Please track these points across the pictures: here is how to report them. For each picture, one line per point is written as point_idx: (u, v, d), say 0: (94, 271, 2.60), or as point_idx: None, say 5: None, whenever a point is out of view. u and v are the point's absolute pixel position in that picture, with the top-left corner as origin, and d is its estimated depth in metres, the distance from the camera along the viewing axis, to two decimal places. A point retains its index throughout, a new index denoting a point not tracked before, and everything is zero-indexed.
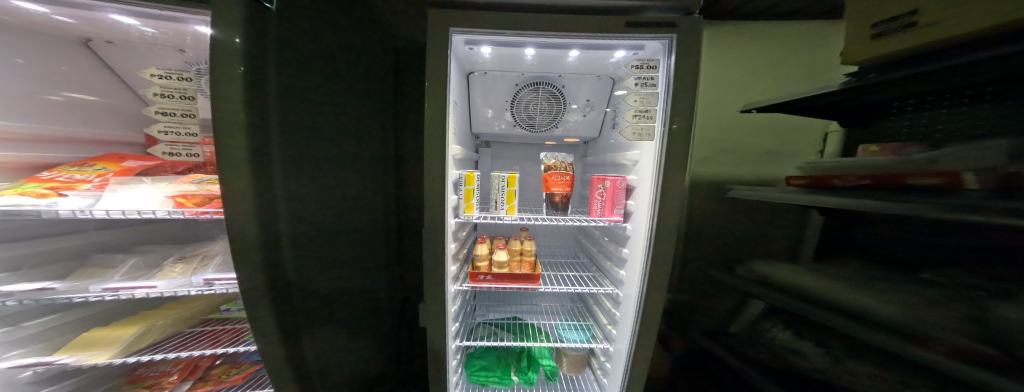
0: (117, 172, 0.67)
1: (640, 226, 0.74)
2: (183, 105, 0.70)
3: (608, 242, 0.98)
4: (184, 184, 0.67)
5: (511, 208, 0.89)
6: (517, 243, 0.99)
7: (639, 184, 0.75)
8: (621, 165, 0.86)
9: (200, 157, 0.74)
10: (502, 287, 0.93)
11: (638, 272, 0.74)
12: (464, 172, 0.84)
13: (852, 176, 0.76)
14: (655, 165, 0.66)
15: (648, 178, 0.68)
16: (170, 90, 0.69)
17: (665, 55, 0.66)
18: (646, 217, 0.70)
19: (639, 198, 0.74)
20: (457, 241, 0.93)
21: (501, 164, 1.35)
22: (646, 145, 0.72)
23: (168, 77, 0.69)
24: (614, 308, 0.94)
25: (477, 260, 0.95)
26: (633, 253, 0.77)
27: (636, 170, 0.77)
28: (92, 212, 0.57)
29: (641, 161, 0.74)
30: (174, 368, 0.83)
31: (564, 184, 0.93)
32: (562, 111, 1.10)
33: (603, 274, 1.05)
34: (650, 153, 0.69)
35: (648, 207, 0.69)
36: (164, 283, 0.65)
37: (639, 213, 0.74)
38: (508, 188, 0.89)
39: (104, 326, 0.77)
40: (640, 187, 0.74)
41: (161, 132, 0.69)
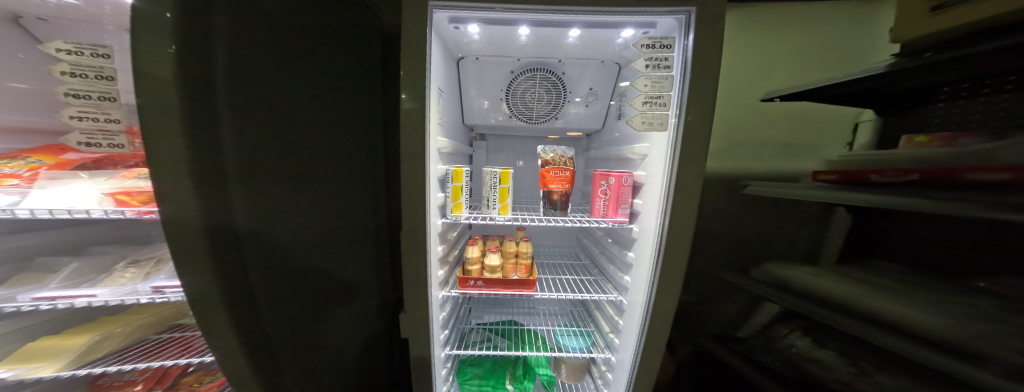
0: (52, 166, 0.61)
1: (646, 229, 0.65)
2: (101, 86, 0.62)
3: (612, 244, 0.89)
4: (127, 180, 0.62)
5: (504, 208, 0.81)
6: (512, 245, 0.91)
7: (647, 181, 0.66)
8: (628, 159, 0.78)
9: (126, 148, 0.65)
10: (495, 293, 0.86)
11: (644, 279, 0.66)
12: (452, 167, 0.75)
13: (893, 171, 0.67)
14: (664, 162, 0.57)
15: (657, 175, 0.59)
16: (83, 68, 0.61)
17: (684, 34, 0.53)
18: (655, 220, 0.61)
19: (647, 197, 0.65)
20: (446, 243, 0.86)
21: (497, 159, 1.27)
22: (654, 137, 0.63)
23: (79, 53, 0.60)
24: (616, 316, 0.86)
25: (468, 264, 0.87)
26: (639, 258, 0.69)
27: (644, 165, 0.67)
28: (15, 212, 0.52)
29: (650, 155, 0.65)
30: (140, 376, 0.78)
31: (563, 181, 0.84)
32: (562, 101, 1.00)
33: (606, 278, 0.97)
34: (659, 147, 0.59)
35: (658, 208, 0.60)
36: (106, 292, 0.62)
37: (646, 213, 0.65)
38: (501, 185, 0.80)
39: (59, 333, 0.72)
40: (649, 185, 0.65)
41: (71, 117, 0.60)
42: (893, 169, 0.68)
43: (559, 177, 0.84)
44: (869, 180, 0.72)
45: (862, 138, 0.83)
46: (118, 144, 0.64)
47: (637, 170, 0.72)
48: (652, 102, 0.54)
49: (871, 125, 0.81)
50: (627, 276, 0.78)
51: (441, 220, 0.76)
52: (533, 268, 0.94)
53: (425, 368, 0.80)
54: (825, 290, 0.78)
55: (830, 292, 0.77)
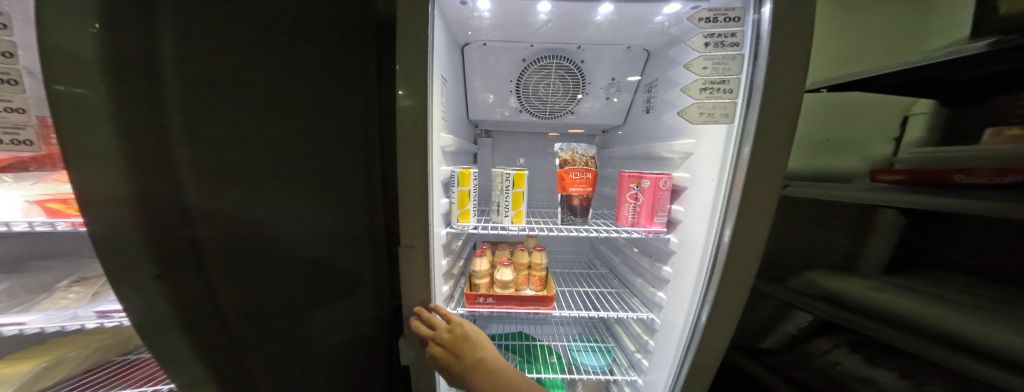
0: None
1: (690, 243, 0.55)
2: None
3: (639, 255, 0.79)
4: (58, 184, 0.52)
5: (518, 215, 0.70)
6: (525, 256, 0.81)
7: (693, 185, 0.55)
8: (664, 158, 0.67)
9: (36, 147, 0.52)
10: (507, 312, 0.75)
11: (687, 301, 0.55)
12: (459, 169, 0.65)
13: (987, 170, 0.55)
14: (720, 164, 0.46)
15: (709, 180, 0.49)
16: None
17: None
18: (703, 232, 0.50)
19: (692, 204, 0.55)
20: (451, 255, 0.75)
21: (505, 158, 1.16)
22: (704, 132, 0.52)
23: None
24: (645, 336, 0.76)
25: (476, 278, 0.76)
26: (679, 275, 0.59)
27: (687, 166, 0.57)
28: None
29: (696, 154, 0.54)
30: None
31: (584, 183, 0.74)
32: (580, 92, 0.90)
33: (630, 291, 0.87)
34: (712, 145, 0.49)
35: (707, 217, 0.50)
36: (38, 318, 0.53)
37: (691, 224, 0.55)
38: (514, 190, 0.70)
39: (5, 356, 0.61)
40: (695, 189, 0.54)
41: None
42: (987, 169, 0.56)
43: (581, 179, 0.74)
44: (950, 180, 0.61)
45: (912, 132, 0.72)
46: (24, 140, 0.51)
47: (676, 172, 0.61)
48: (713, 89, 0.43)
49: (924, 118, 0.70)
50: (660, 293, 0.68)
51: (445, 231, 0.66)
52: (548, 280, 0.84)
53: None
54: (896, 310, 0.66)
55: (905, 311, 0.64)
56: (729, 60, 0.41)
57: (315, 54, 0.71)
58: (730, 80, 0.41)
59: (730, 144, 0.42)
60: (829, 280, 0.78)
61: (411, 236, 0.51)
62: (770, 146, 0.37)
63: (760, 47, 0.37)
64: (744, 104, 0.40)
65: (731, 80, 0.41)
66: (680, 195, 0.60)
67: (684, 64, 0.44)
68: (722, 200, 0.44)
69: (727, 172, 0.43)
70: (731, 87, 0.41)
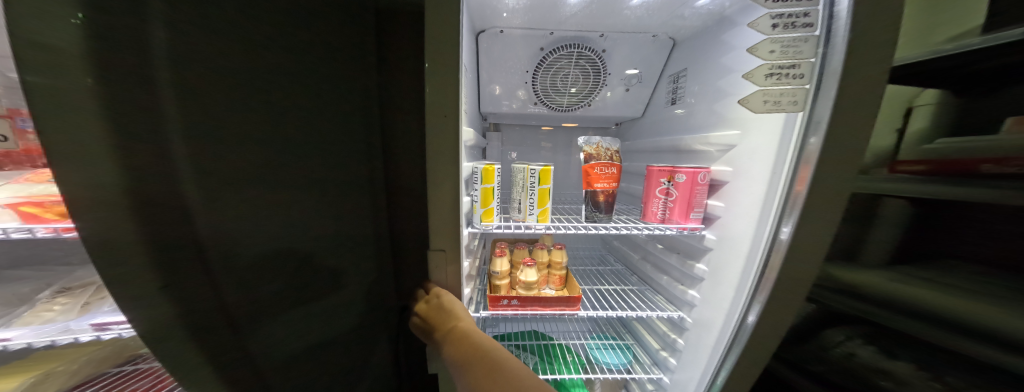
0: None
1: (735, 239, 0.53)
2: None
3: (665, 251, 0.77)
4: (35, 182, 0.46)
5: (543, 213, 0.67)
6: (546, 254, 0.78)
7: (738, 179, 0.53)
8: (697, 151, 0.65)
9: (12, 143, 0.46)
10: (531, 313, 0.72)
11: (728, 299, 0.54)
12: (482, 163, 0.60)
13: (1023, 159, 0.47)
14: (778, 155, 0.44)
15: (763, 172, 0.46)
16: None
17: None
18: (753, 227, 0.48)
19: (736, 198, 0.53)
20: (471, 255, 0.72)
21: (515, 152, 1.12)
22: (753, 123, 0.50)
23: None
24: (673, 333, 0.75)
25: (497, 279, 0.73)
26: (718, 272, 0.57)
27: (731, 159, 0.54)
28: None
29: (742, 146, 0.52)
30: None
31: (610, 178, 0.71)
32: (601, 83, 0.86)
33: (652, 288, 0.86)
34: (767, 135, 0.46)
35: (757, 212, 0.48)
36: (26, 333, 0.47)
37: (736, 218, 0.53)
38: (540, 187, 0.66)
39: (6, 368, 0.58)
40: (739, 183, 0.52)
41: None
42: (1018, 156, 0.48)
43: (606, 174, 0.71)
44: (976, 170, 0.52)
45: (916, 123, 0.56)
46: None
47: (714, 165, 0.59)
48: (780, 75, 0.40)
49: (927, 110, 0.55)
50: (692, 291, 0.66)
51: (472, 229, 0.62)
52: (570, 279, 0.81)
53: None
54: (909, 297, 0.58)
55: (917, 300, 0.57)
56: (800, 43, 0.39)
57: (320, 38, 0.64)
58: (802, 64, 0.39)
59: (796, 134, 0.40)
60: (845, 273, 0.60)
61: (437, 238, 0.47)
62: (845, 137, 0.35)
63: (838, 25, 0.34)
64: (817, 90, 0.37)
65: (802, 65, 0.39)
66: (720, 189, 0.58)
67: (748, 48, 0.41)
68: (784, 193, 0.42)
69: (790, 166, 0.41)
70: (803, 72, 0.39)
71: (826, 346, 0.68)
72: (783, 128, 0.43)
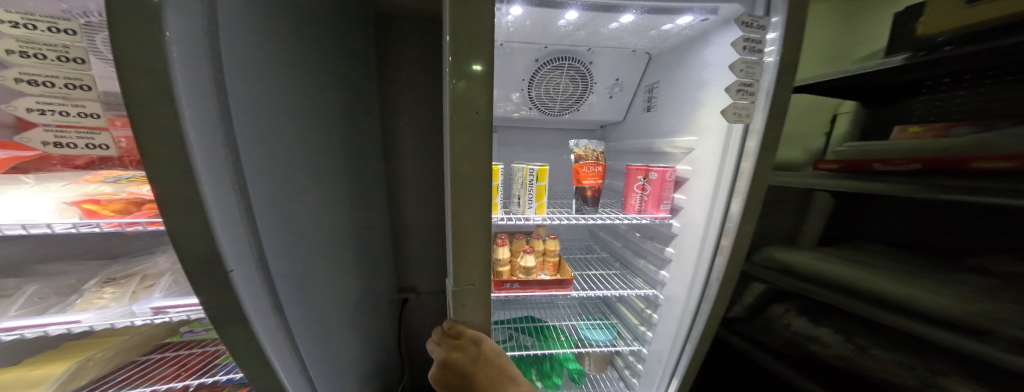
0: None
1: (693, 225, 0.65)
2: (66, 70, 0.43)
3: (642, 239, 0.90)
4: (90, 184, 0.50)
5: (540, 206, 0.77)
6: (541, 243, 0.88)
7: (697, 177, 0.65)
8: (666, 153, 0.77)
9: (114, 151, 0.48)
10: (529, 295, 0.83)
11: (688, 274, 0.67)
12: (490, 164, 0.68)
13: (899, 159, 0.64)
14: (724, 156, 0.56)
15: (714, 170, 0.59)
16: (31, 44, 0.41)
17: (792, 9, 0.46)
18: (705, 214, 0.61)
19: (693, 193, 0.66)
20: None
21: (510, 152, 1.21)
22: (710, 131, 0.62)
23: (24, 24, 0.40)
24: (649, 309, 0.89)
25: (499, 266, 0.83)
26: (681, 254, 0.70)
27: (689, 159, 0.67)
28: None
29: (698, 149, 0.65)
30: None
31: (596, 176, 0.82)
32: (587, 91, 0.97)
33: (632, 272, 0.99)
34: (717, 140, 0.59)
35: (708, 202, 0.60)
36: (90, 316, 0.50)
37: (693, 208, 0.65)
38: (537, 184, 0.76)
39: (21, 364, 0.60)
40: (696, 180, 0.65)
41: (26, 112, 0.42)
42: (899, 157, 0.64)
43: (593, 172, 0.81)
44: (871, 169, 0.67)
45: (840, 128, 0.76)
46: (100, 146, 0.46)
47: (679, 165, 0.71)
48: (746, 91, 0.50)
49: (850, 116, 0.75)
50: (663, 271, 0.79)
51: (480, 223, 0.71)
52: (562, 265, 0.92)
53: None
54: (835, 278, 0.72)
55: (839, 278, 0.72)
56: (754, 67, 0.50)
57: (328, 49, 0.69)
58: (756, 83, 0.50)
59: (740, 138, 0.52)
60: (783, 252, 0.81)
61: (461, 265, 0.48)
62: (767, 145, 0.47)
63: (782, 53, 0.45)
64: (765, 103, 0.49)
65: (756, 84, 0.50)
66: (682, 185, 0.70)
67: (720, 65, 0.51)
68: (733, 187, 0.54)
69: (736, 165, 0.53)
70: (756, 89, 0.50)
71: (770, 318, 0.89)
72: (730, 136, 0.55)
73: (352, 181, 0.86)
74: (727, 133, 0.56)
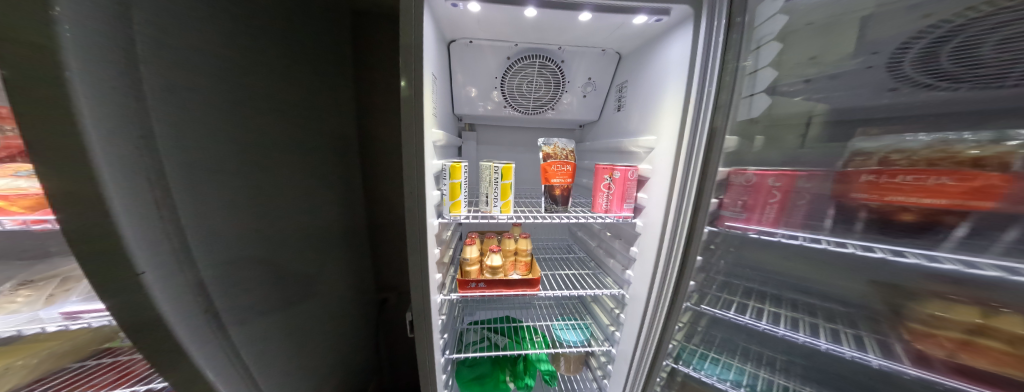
0: None
1: (653, 223, 0.69)
2: None
3: (612, 239, 0.94)
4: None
5: (507, 207, 0.76)
6: (512, 243, 0.86)
7: (655, 176, 0.69)
8: (632, 151, 0.80)
9: None
10: (497, 294, 0.82)
11: (649, 269, 0.71)
12: (451, 163, 0.66)
13: None
14: (675, 155, 0.63)
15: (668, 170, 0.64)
16: None
17: (752, 19, 0.55)
18: (661, 211, 0.67)
19: (653, 191, 0.69)
20: (443, 245, 0.78)
21: (489, 150, 1.20)
22: (667, 132, 0.65)
23: None
24: (618, 309, 0.90)
25: (467, 265, 0.82)
26: (641, 249, 0.75)
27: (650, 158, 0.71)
28: None
29: (657, 149, 0.69)
30: None
31: (565, 175, 0.82)
32: (561, 90, 0.98)
33: (604, 271, 1.02)
34: (670, 141, 0.64)
35: (665, 200, 0.66)
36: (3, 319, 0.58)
37: (651, 207, 0.70)
38: (503, 182, 0.75)
39: None
40: (655, 178, 0.69)
41: None
42: None
43: (562, 171, 0.82)
44: None
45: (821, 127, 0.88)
46: None
47: (641, 165, 0.75)
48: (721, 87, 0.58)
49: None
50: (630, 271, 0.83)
51: (440, 222, 0.68)
52: (534, 265, 0.91)
53: (429, 376, 0.75)
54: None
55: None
56: (720, 89, 0.58)
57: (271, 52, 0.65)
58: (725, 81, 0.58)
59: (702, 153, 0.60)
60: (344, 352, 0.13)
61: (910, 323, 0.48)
62: None
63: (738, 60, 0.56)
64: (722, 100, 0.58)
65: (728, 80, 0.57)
66: (643, 184, 0.74)
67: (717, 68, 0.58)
68: (692, 192, 0.62)
69: (699, 176, 0.61)
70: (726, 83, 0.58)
71: None
72: (685, 144, 0.62)
73: (322, 177, 0.84)
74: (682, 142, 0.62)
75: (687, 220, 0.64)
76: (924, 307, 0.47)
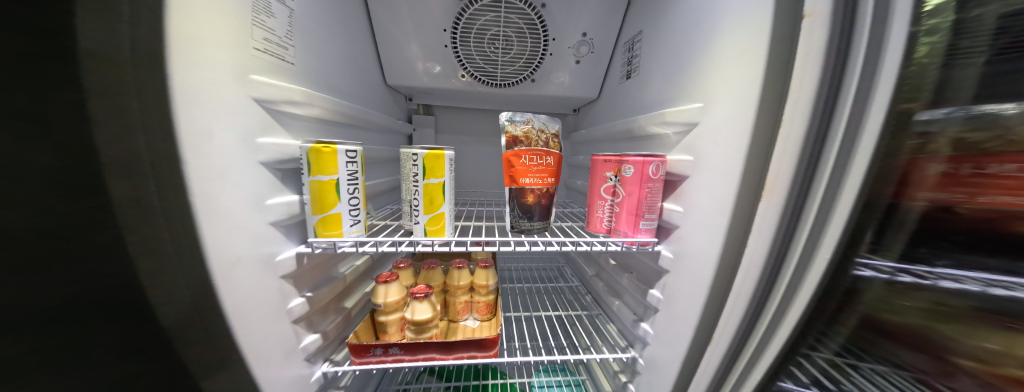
0: None
1: (699, 262, 0.37)
2: None
3: (616, 270, 0.65)
4: None
5: (440, 229, 0.43)
6: (466, 276, 0.63)
7: (701, 172, 0.36)
8: (653, 135, 0.48)
9: None
10: (419, 365, 0.50)
11: (685, 342, 0.39)
12: (311, 144, 0.32)
13: None
14: (754, 134, 0.28)
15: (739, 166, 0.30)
16: None
17: None
18: (717, 244, 0.33)
19: (699, 202, 0.37)
20: (337, 286, 0.46)
21: (452, 142, 0.89)
22: (731, 88, 0.32)
23: None
24: (624, 376, 0.59)
25: (378, 313, 0.51)
26: (674, 299, 0.43)
27: (690, 143, 0.38)
28: None
29: (705, 124, 0.36)
30: None
31: (543, 172, 0.52)
32: (543, 51, 0.68)
33: (605, 314, 0.73)
34: (739, 103, 0.31)
35: (729, 229, 0.32)
36: None
37: (694, 229, 0.38)
38: (429, 182, 0.41)
39: None
40: (700, 178, 0.37)
41: None
42: None
43: (541, 165, 0.52)
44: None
45: None
46: None
47: (669, 155, 0.43)
48: None
49: None
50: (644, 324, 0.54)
51: (298, 256, 0.36)
52: (497, 306, 0.68)
53: None
54: None
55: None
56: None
57: None
58: None
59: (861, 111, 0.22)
60: None
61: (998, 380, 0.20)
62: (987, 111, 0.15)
63: None
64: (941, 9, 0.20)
65: None
66: (676, 188, 0.42)
67: None
68: (803, 206, 0.26)
69: (835, 166, 0.23)
70: None
71: None
72: (791, 95, 0.26)
73: None
74: (783, 91, 0.27)
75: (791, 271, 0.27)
76: (898, 316, 0.25)
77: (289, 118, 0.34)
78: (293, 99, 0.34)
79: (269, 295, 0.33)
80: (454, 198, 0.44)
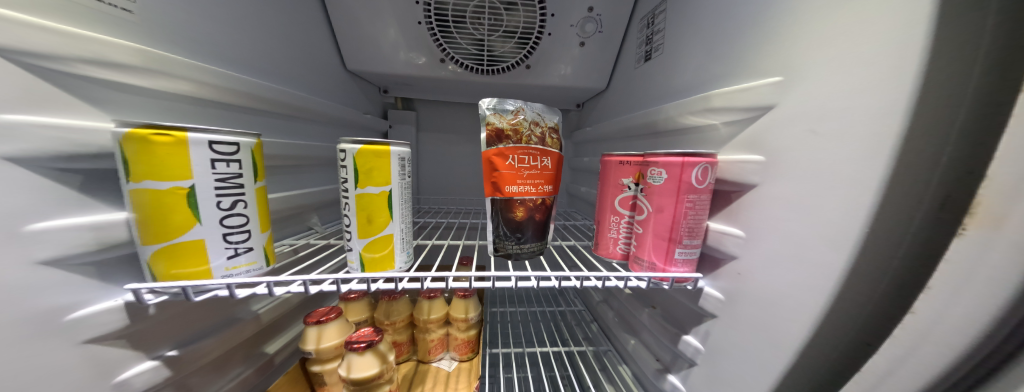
0: None
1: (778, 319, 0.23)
2: None
3: (633, 299, 0.51)
4: None
5: (386, 257, 0.30)
6: (440, 308, 0.50)
7: (783, 178, 0.23)
8: (689, 128, 0.35)
9: None
10: None
11: None
12: (130, 128, 0.19)
13: None
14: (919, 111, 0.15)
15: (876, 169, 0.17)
16: None
17: None
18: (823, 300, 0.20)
19: (779, 227, 0.23)
20: (237, 334, 0.32)
21: (435, 141, 0.77)
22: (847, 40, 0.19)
23: None
24: None
25: (314, 363, 0.38)
26: (723, 358, 0.30)
27: (757, 134, 0.25)
28: None
29: (786, 104, 0.23)
30: None
31: (537, 177, 0.39)
32: (539, 29, 0.55)
33: (616, 350, 0.59)
34: (871, 61, 0.17)
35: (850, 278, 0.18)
36: None
37: (771, 264, 0.24)
38: (363, 192, 0.28)
39: None
40: (777, 188, 0.23)
41: None
42: None
43: (534, 169, 0.39)
44: None
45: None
46: None
47: (718, 153, 0.30)
48: None
49: None
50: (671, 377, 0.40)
51: (125, 306, 0.22)
52: (478, 343, 0.54)
53: None
54: None
55: None
56: None
57: None
58: None
59: None
60: None
61: None
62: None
63: None
64: None
65: None
66: (732, 203, 0.28)
67: None
68: None
69: None
70: None
71: None
72: None
73: None
74: (1004, 11, 0.13)
75: (1020, 370, 0.13)
76: None
77: (99, 88, 0.20)
78: (109, 60, 0.21)
79: (60, 374, 0.19)
80: (407, 213, 0.32)
